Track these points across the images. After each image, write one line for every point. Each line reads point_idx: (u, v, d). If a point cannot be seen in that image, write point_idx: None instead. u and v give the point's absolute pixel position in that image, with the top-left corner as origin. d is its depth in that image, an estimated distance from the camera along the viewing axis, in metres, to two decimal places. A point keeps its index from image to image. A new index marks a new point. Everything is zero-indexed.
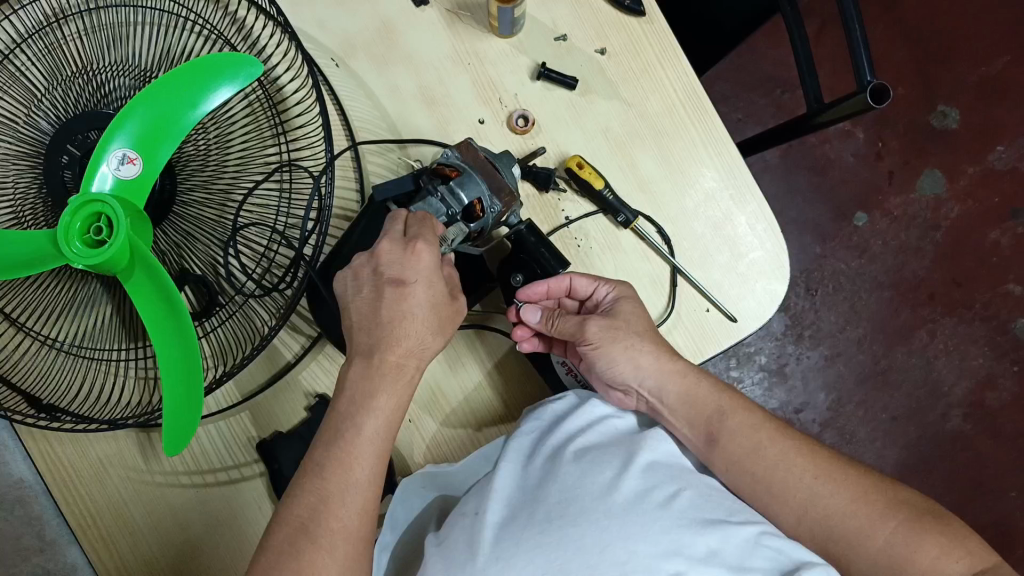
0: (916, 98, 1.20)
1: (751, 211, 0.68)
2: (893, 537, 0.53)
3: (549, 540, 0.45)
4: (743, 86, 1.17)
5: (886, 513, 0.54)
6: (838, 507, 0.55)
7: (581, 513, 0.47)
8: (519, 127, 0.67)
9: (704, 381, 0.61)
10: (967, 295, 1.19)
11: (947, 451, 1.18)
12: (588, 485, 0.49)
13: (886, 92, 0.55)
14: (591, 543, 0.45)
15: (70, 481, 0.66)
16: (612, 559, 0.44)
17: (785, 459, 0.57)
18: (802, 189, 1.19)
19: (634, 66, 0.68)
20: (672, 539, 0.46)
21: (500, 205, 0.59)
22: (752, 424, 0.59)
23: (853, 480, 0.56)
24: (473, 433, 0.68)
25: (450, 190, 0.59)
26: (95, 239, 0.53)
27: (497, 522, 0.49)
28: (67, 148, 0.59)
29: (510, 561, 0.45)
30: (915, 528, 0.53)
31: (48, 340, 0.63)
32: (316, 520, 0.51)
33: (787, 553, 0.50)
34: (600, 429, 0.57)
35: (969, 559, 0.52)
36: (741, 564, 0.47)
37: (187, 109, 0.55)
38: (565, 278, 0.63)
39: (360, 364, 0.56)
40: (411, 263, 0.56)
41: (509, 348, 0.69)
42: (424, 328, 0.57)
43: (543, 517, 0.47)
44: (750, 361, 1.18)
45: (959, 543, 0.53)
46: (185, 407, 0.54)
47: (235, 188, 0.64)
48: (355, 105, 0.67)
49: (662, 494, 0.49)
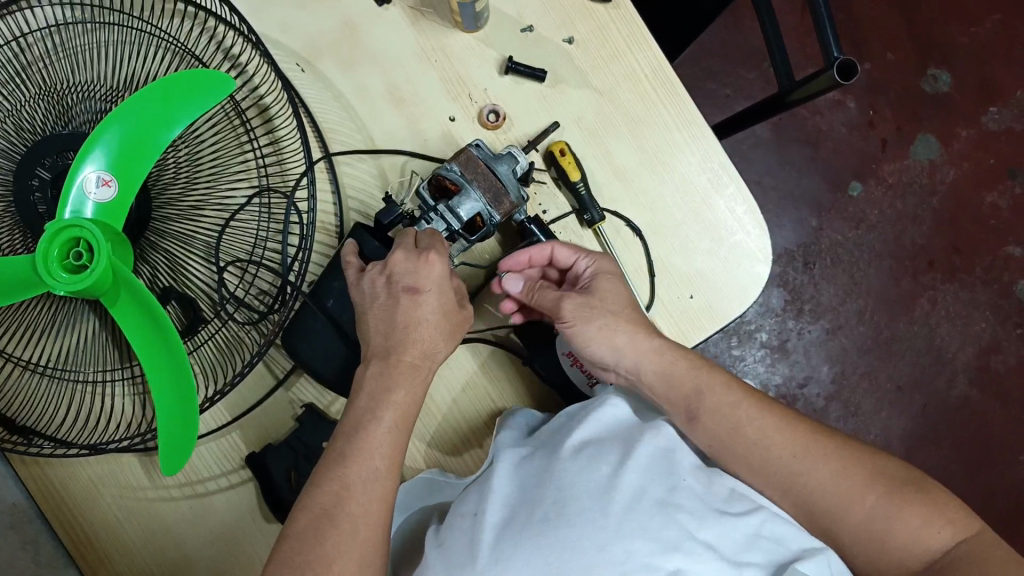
0: (906, 63, 1.17)
1: (730, 194, 0.67)
2: (874, 508, 0.53)
3: (548, 541, 0.45)
4: (730, 60, 1.15)
5: (870, 483, 0.54)
6: (822, 482, 0.54)
7: (579, 512, 0.46)
8: (490, 122, 0.66)
9: (688, 358, 0.59)
10: (968, 261, 1.18)
11: (954, 419, 1.17)
12: (586, 483, 0.48)
13: (853, 68, 0.54)
14: (588, 544, 0.44)
15: (63, 504, 0.66)
16: (612, 559, 0.43)
17: (768, 437, 0.56)
18: (795, 161, 1.17)
19: (603, 53, 0.67)
20: (671, 535, 0.45)
21: (500, 217, 0.59)
22: (736, 401, 0.58)
23: (837, 455, 0.55)
24: (467, 437, 0.68)
25: (449, 209, 0.58)
26: (76, 264, 0.52)
27: (495, 523, 0.48)
28: (37, 171, 0.58)
29: (509, 563, 0.45)
30: (898, 499, 0.53)
31: (32, 365, 0.63)
32: (340, 505, 0.50)
33: (787, 541, 0.50)
34: (597, 420, 0.56)
35: (953, 527, 0.52)
36: (740, 556, 0.47)
37: (161, 126, 0.54)
38: (548, 246, 0.63)
39: (376, 365, 0.56)
40: (425, 271, 0.57)
41: (494, 349, 0.68)
42: (436, 333, 0.57)
43: (540, 518, 0.47)
44: (751, 339, 1.16)
45: (942, 511, 0.52)
46: (179, 428, 0.54)
47: (211, 202, 0.63)
48: (325, 109, 0.66)
49: (661, 489, 0.48)
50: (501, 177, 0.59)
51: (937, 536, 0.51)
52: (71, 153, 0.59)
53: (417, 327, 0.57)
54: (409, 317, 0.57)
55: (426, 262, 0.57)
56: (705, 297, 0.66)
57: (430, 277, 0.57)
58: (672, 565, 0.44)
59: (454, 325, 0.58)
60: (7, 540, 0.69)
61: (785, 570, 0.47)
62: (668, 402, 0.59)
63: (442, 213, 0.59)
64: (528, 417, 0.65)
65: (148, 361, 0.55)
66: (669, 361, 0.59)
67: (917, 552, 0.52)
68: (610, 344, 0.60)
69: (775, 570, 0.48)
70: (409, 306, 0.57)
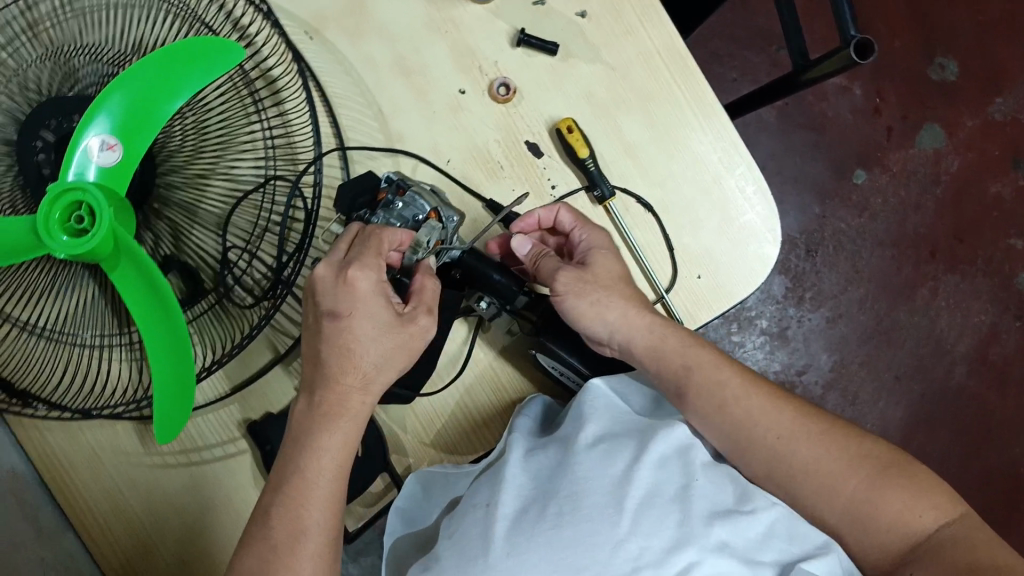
0: (914, 50, 1.17)
1: (740, 173, 0.66)
2: (858, 489, 0.54)
3: (564, 536, 0.48)
4: (739, 44, 1.14)
5: (852, 466, 0.55)
6: (803, 463, 0.56)
7: (593, 508, 0.50)
8: (501, 95, 0.66)
9: (687, 357, 0.59)
10: (969, 250, 1.17)
11: (952, 407, 1.17)
12: (600, 480, 0.51)
13: (870, 46, 0.53)
14: (603, 541, 0.48)
15: (61, 467, 0.66)
16: (625, 556, 0.48)
17: (762, 424, 0.57)
18: (800, 147, 1.16)
19: (615, 29, 0.67)
20: (683, 531, 0.49)
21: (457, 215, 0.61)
22: (721, 397, 0.58)
23: (827, 443, 0.56)
24: (476, 426, 0.68)
25: (412, 197, 0.60)
26: (77, 227, 0.52)
27: (510, 514, 0.52)
28: (40, 133, 0.58)
29: (523, 558, 0.48)
30: (887, 493, 0.54)
31: (30, 326, 0.63)
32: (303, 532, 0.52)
33: (799, 537, 0.53)
34: (609, 412, 0.59)
35: (936, 510, 0.54)
36: (754, 555, 0.50)
37: (168, 93, 0.54)
38: (553, 208, 0.63)
39: (305, 401, 0.57)
40: (345, 294, 0.56)
41: (511, 339, 0.68)
42: (370, 361, 0.57)
43: (554, 512, 0.50)
44: (751, 325, 1.16)
45: (923, 494, 0.54)
46: (174, 402, 0.55)
47: (217, 171, 0.62)
48: (335, 80, 0.65)
49: (674, 487, 0.52)
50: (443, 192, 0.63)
51: (920, 518, 0.53)
52: (76, 116, 0.58)
53: (356, 334, 0.56)
54: (336, 344, 0.56)
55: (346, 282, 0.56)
56: (714, 276, 0.66)
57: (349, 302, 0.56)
58: (681, 560, 0.48)
59: (394, 338, 0.57)
60: None
61: (792, 569, 0.51)
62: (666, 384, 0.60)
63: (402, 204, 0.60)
64: (541, 403, 0.66)
65: (147, 330, 0.55)
66: (660, 361, 0.59)
67: (898, 534, 0.54)
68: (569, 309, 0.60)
69: (783, 568, 0.51)
70: (336, 333, 0.56)
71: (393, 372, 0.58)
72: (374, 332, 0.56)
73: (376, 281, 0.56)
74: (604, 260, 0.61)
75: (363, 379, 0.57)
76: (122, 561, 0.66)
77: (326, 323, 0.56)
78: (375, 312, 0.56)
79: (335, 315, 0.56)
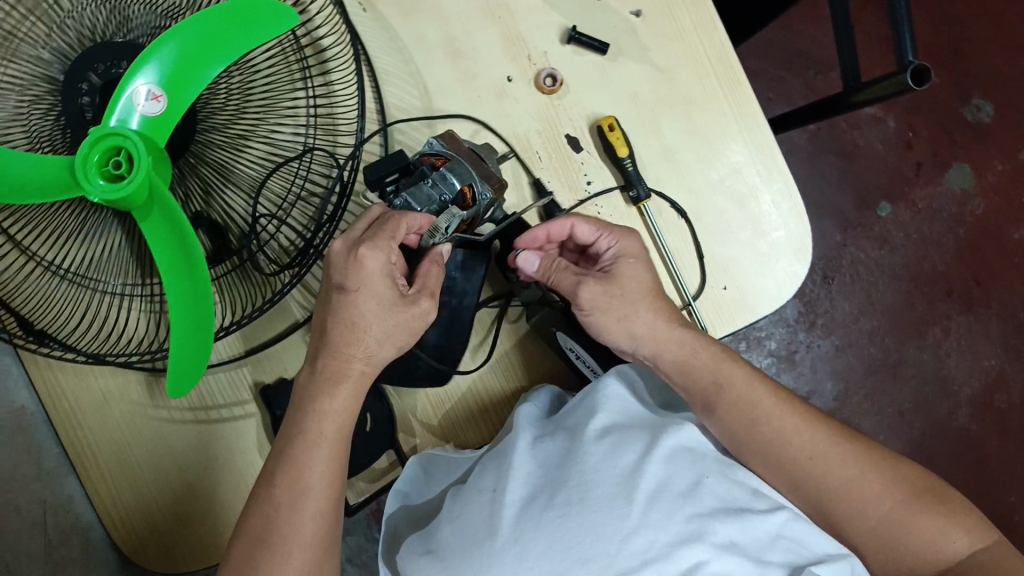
0: (951, 88, 1.17)
1: (777, 189, 0.66)
2: (892, 512, 0.56)
3: (571, 525, 0.48)
4: (777, 63, 1.13)
5: (860, 482, 0.56)
6: (815, 478, 0.57)
7: (602, 499, 0.49)
8: (547, 86, 0.66)
9: (703, 367, 0.60)
10: (985, 294, 1.17)
11: (953, 449, 1.16)
12: (610, 471, 0.51)
13: (927, 74, 0.55)
14: (612, 532, 0.48)
15: (70, 411, 0.66)
16: (634, 548, 0.47)
17: (772, 438, 0.58)
18: (827, 172, 1.16)
19: (667, 31, 0.67)
20: (693, 527, 0.49)
21: (490, 193, 0.57)
22: (736, 408, 0.58)
23: (841, 463, 0.57)
24: (484, 413, 0.68)
25: (442, 174, 0.56)
26: (114, 172, 0.52)
27: (517, 501, 0.52)
28: (88, 75, 0.58)
29: (528, 547, 0.48)
30: (908, 519, 0.55)
31: (53, 266, 0.62)
32: (304, 497, 0.53)
33: (808, 542, 0.53)
34: (619, 407, 0.59)
35: (969, 536, 0.55)
36: (763, 556, 0.50)
37: (220, 48, 0.53)
38: (567, 223, 0.61)
39: (306, 367, 0.57)
40: (352, 271, 0.54)
41: (528, 331, 0.69)
42: (377, 336, 0.56)
43: (562, 500, 0.50)
44: (759, 346, 1.15)
45: (956, 518, 0.55)
46: (191, 359, 0.55)
47: (257, 133, 0.61)
48: (383, 54, 0.65)
49: (685, 483, 0.52)
50: (486, 162, 0.60)
51: (953, 545, 0.55)
52: (124, 63, 0.58)
53: (361, 311, 0.55)
54: (348, 317, 0.55)
55: (354, 261, 0.54)
56: (740, 289, 0.66)
57: (358, 278, 0.54)
58: (691, 554, 0.48)
59: (394, 317, 0.56)
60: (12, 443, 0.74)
61: (802, 572, 0.50)
62: (687, 391, 0.60)
63: (432, 180, 0.57)
64: (551, 394, 0.66)
65: (172, 282, 0.54)
66: (685, 369, 0.60)
67: (929, 559, 0.55)
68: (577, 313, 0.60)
69: (793, 571, 0.51)
70: (344, 308, 0.55)
71: (397, 350, 0.57)
72: (380, 310, 0.55)
73: (383, 263, 0.54)
74: (635, 274, 0.60)
75: (366, 355, 0.56)
76: (121, 512, 0.66)
77: (333, 297, 0.55)
78: (382, 292, 0.55)
79: (344, 289, 0.55)
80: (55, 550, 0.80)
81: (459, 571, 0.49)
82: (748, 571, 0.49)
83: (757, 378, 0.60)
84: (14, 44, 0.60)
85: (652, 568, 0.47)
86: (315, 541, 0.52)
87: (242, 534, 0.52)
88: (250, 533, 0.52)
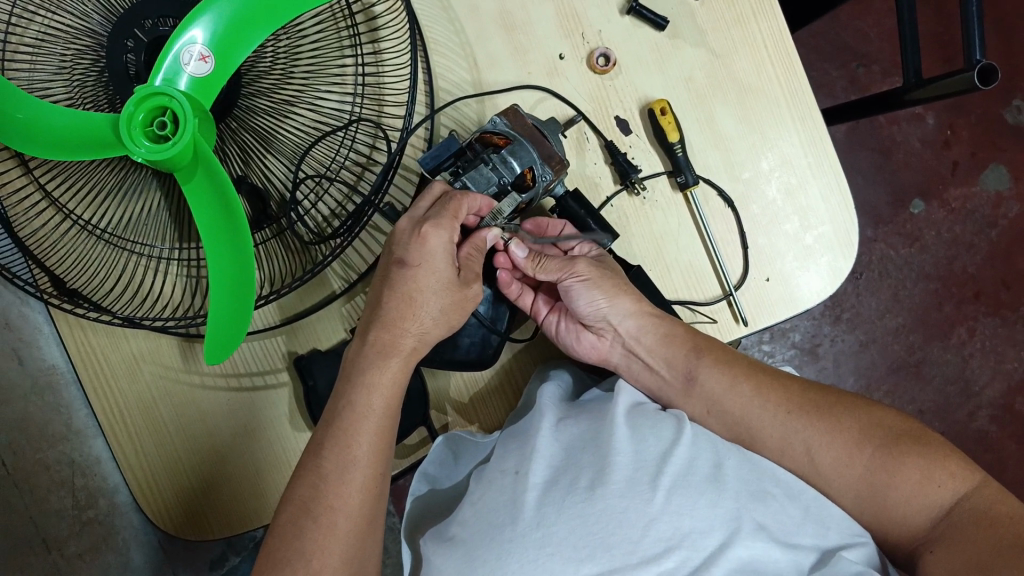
0: (995, 89, 1.15)
1: (826, 182, 0.65)
2: (869, 465, 0.54)
3: (595, 511, 0.48)
4: (819, 54, 1.11)
5: (886, 468, 0.54)
6: (842, 461, 0.55)
7: (626, 485, 0.49)
8: (599, 66, 0.65)
9: (740, 362, 0.60)
10: (1014, 298, 1.15)
11: (970, 451, 1.15)
12: (634, 457, 0.51)
13: (994, 74, 0.56)
14: (636, 518, 0.48)
15: (102, 372, 0.66)
16: (657, 535, 0.48)
17: (807, 430, 0.57)
18: (863, 168, 1.14)
19: (726, 15, 0.65)
20: (719, 513, 0.49)
21: (551, 174, 0.58)
22: (780, 401, 0.58)
23: (859, 435, 0.55)
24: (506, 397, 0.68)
25: (502, 157, 0.56)
26: (158, 133, 0.50)
27: (540, 484, 0.51)
28: (134, 32, 0.56)
29: (552, 530, 0.48)
30: (909, 475, 0.53)
31: (91, 226, 0.61)
32: (343, 470, 0.52)
33: (835, 524, 0.53)
34: (638, 396, 0.59)
35: (952, 479, 0.53)
36: (791, 538, 0.50)
37: (269, 10, 0.51)
38: (562, 221, 0.63)
39: (360, 339, 0.56)
40: (415, 245, 0.55)
41: None
42: (424, 315, 0.56)
43: (585, 485, 0.50)
44: (783, 338, 1.14)
45: (937, 461, 0.53)
46: (228, 328, 0.54)
47: (302, 99, 0.60)
48: (435, 27, 0.64)
49: (710, 465, 0.52)
50: (549, 140, 0.59)
51: (937, 489, 0.53)
52: (170, 20, 0.57)
53: (420, 289, 0.56)
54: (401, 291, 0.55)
55: (418, 237, 0.55)
56: (782, 281, 0.65)
57: (421, 253, 0.55)
58: (717, 539, 0.48)
59: (448, 296, 0.56)
60: (45, 399, 0.76)
61: (831, 556, 0.50)
62: (714, 377, 0.60)
63: (493, 164, 0.57)
64: (570, 375, 0.65)
65: (212, 248, 0.53)
66: (728, 362, 0.60)
67: (920, 508, 0.53)
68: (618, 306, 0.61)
69: (822, 555, 0.51)
70: (407, 283, 0.55)
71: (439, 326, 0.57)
72: (438, 288, 0.56)
73: (445, 241, 0.55)
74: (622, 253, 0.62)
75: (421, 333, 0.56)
76: (147, 472, 0.66)
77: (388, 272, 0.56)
78: (420, 269, 0.55)
79: (404, 265, 0.55)
80: (84, 510, 0.80)
81: (482, 553, 0.49)
82: (774, 556, 0.49)
83: (794, 377, 0.60)
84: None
85: (677, 554, 0.47)
86: (359, 509, 0.53)
87: (289, 498, 0.52)
88: (297, 498, 0.52)
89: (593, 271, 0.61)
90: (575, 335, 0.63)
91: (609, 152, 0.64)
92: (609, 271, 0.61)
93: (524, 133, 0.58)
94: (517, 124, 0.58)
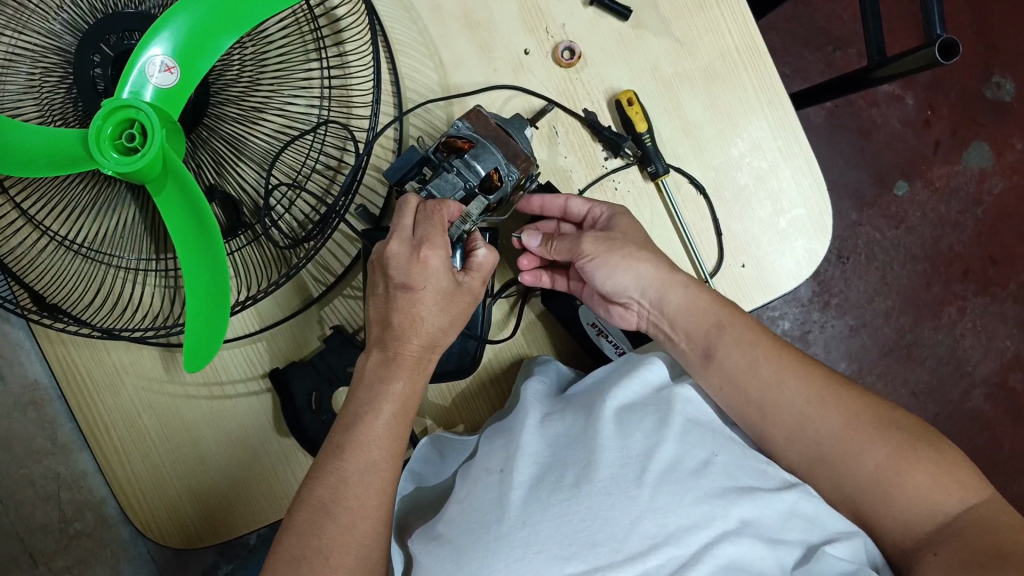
0: (972, 65, 1.14)
1: (797, 165, 0.65)
2: (883, 461, 0.53)
3: (579, 509, 0.47)
4: (794, 40, 1.11)
5: (868, 450, 0.53)
6: (839, 450, 0.54)
7: (612, 482, 0.48)
8: (565, 60, 0.65)
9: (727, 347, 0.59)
10: (1003, 275, 1.15)
11: (963, 430, 1.15)
12: (620, 451, 0.50)
13: (954, 48, 0.56)
14: (620, 515, 0.47)
15: (84, 387, 0.66)
16: (643, 533, 0.47)
17: (785, 410, 0.56)
18: (845, 151, 1.14)
19: (688, 4, 0.65)
20: (704, 510, 0.48)
21: (517, 171, 0.58)
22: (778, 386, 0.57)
23: (857, 422, 0.55)
24: (491, 396, 0.69)
25: (466, 162, 0.57)
26: (127, 146, 0.50)
27: (526, 483, 0.51)
28: (100, 47, 0.57)
29: (536, 528, 0.47)
30: (896, 458, 0.53)
31: (66, 242, 0.62)
32: (329, 480, 0.52)
33: (822, 516, 0.52)
34: (633, 387, 0.56)
35: (964, 490, 0.52)
36: (776, 534, 0.49)
37: (232, 19, 0.51)
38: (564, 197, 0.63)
39: (379, 357, 0.57)
40: (418, 269, 0.55)
41: (542, 311, 0.69)
42: (414, 322, 0.56)
43: (571, 483, 0.49)
44: (773, 325, 1.14)
45: (943, 464, 0.52)
46: (205, 337, 0.53)
47: (271, 106, 0.60)
48: (398, 27, 0.65)
49: (697, 460, 0.51)
50: (513, 137, 0.59)
51: (947, 498, 0.51)
52: (136, 34, 0.58)
53: (413, 300, 0.55)
54: (391, 306, 0.56)
55: (418, 262, 0.55)
56: (759, 266, 0.65)
57: (424, 276, 0.55)
58: (702, 537, 0.47)
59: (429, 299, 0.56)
60: (27, 415, 0.86)
61: (816, 550, 0.49)
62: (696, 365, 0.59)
63: (457, 169, 0.57)
64: (557, 369, 0.65)
65: (186, 258, 0.53)
66: (751, 342, 0.58)
67: (926, 513, 0.51)
68: (634, 273, 0.61)
69: (807, 550, 0.50)
70: (406, 304, 0.55)
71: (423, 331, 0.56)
72: (439, 306, 0.56)
73: (446, 258, 0.55)
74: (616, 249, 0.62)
75: (408, 338, 0.56)
76: (134, 484, 0.66)
77: (397, 295, 0.55)
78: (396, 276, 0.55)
79: (397, 278, 0.55)
80: (70, 524, 0.89)
81: (465, 553, 0.48)
82: (760, 553, 0.48)
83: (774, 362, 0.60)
84: (27, 16, 0.59)
85: (663, 551, 0.46)
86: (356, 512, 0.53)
87: (303, 499, 0.52)
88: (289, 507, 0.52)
89: (602, 246, 0.60)
90: (606, 309, 0.65)
91: (597, 134, 0.64)
92: (620, 240, 0.60)
93: (487, 134, 0.58)
94: (479, 127, 0.58)
